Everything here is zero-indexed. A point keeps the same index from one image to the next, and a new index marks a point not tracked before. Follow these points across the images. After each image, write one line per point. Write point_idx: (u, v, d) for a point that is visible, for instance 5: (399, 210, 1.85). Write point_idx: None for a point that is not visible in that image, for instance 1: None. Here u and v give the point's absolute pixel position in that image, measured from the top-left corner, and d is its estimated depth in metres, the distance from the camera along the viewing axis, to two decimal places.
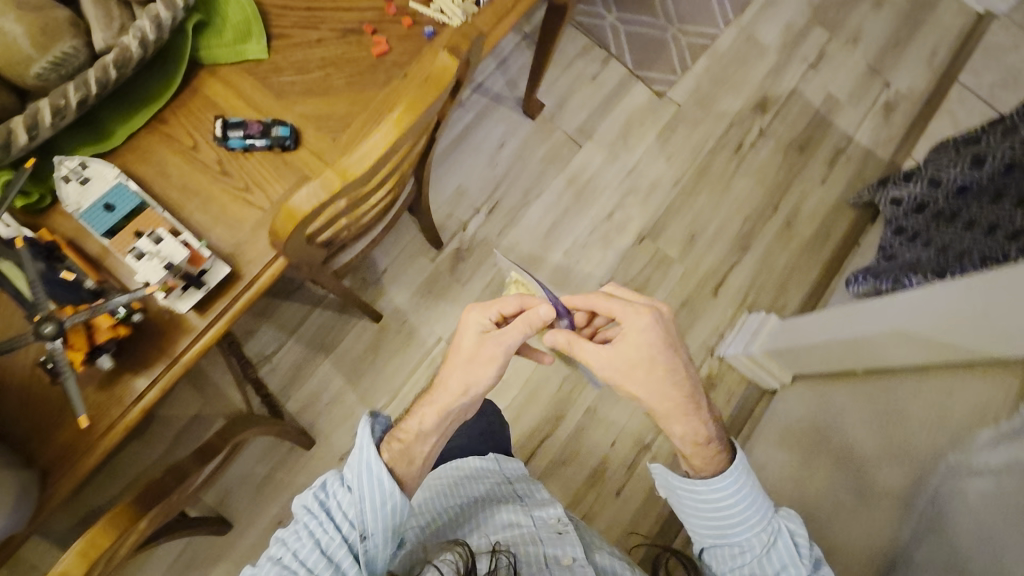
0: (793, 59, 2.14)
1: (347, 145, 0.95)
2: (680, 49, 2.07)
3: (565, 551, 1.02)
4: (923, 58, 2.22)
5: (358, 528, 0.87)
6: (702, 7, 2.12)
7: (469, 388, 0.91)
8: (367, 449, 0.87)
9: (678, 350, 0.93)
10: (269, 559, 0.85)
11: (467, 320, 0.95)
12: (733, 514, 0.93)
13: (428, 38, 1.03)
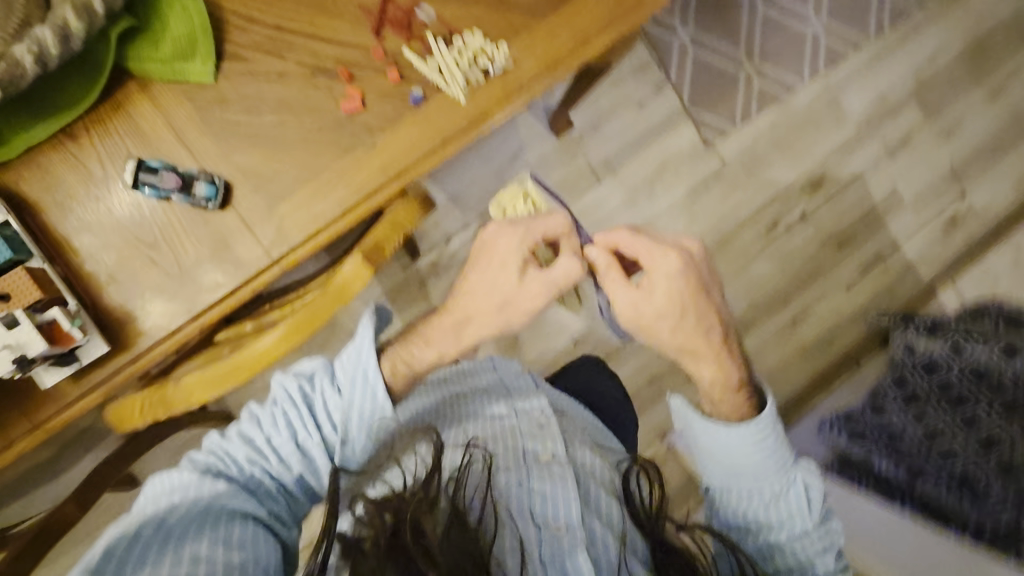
0: (871, 140, 1.86)
1: (278, 226, 0.82)
2: (750, 95, 1.78)
3: (545, 446, 0.83)
4: (1015, 175, 1.92)
5: (340, 431, 0.74)
6: (792, 49, 1.80)
7: (498, 316, 0.80)
8: (366, 352, 0.74)
9: (712, 291, 0.81)
10: (239, 436, 0.74)
11: (499, 233, 0.79)
12: (753, 462, 0.78)
13: (414, 104, 0.84)
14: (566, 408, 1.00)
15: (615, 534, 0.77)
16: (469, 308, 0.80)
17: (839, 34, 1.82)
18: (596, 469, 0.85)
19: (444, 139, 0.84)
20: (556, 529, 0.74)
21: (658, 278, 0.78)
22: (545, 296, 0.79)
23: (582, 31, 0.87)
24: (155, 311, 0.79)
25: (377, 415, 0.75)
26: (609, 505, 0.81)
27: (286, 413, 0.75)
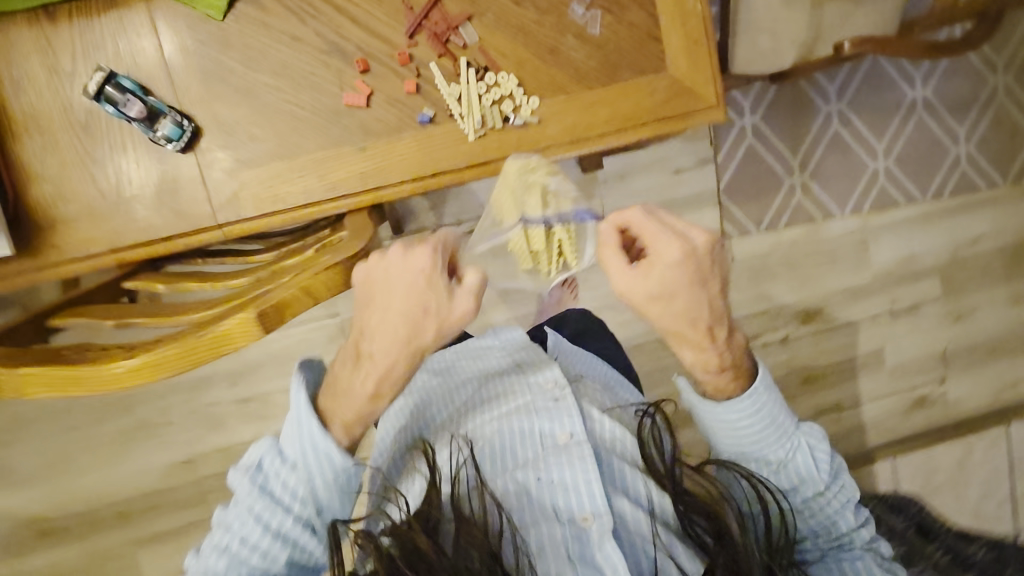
0: (882, 294, 1.81)
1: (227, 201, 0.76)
2: (787, 205, 1.70)
3: (561, 424, 0.78)
4: (996, 381, 1.90)
5: (312, 504, 0.69)
6: (847, 177, 1.72)
7: (422, 338, 0.61)
8: (306, 421, 0.67)
9: (712, 280, 0.68)
10: (213, 549, 0.68)
11: (406, 260, 0.60)
12: (756, 444, 0.78)
13: (421, 123, 0.78)
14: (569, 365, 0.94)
15: (645, 511, 0.76)
16: (381, 340, 0.61)
17: (900, 180, 1.75)
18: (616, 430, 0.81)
19: (436, 170, 0.78)
20: (582, 521, 0.72)
21: (670, 270, 0.66)
22: (470, 302, 0.61)
23: (621, 115, 0.81)
24: (75, 228, 0.74)
25: (342, 474, 0.68)
26: (639, 477, 0.78)
27: (250, 509, 0.67)
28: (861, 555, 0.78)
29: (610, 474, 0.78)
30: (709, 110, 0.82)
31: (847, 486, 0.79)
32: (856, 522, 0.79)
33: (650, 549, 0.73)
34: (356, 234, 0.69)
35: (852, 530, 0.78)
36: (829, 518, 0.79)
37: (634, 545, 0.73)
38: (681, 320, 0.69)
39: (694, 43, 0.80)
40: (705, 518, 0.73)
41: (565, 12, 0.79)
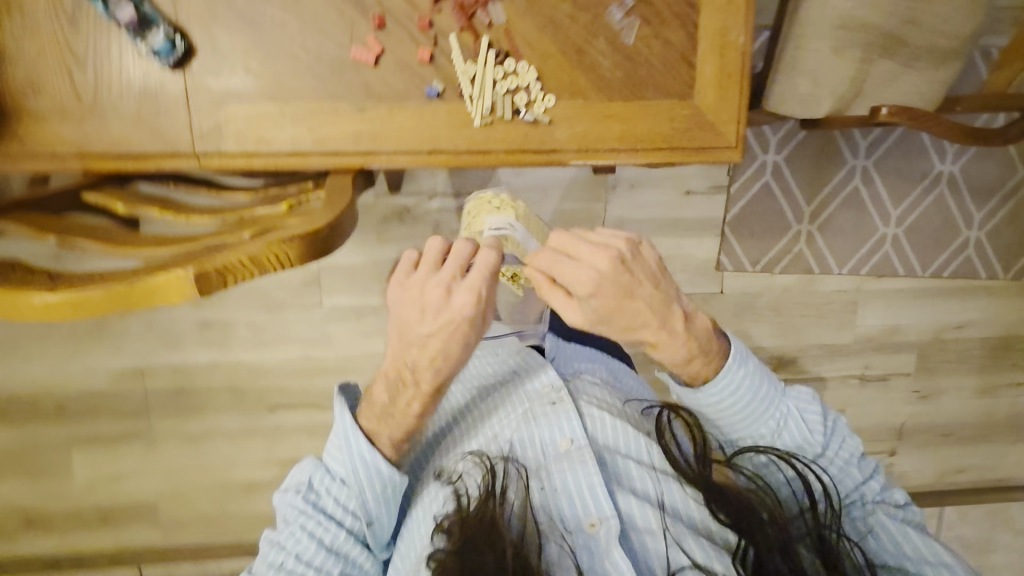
0: (857, 358, 1.81)
1: (210, 132, 0.72)
2: (788, 250, 1.68)
3: (560, 430, 0.79)
4: (943, 465, 1.92)
5: (364, 517, 0.76)
6: (854, 236, 1.70)
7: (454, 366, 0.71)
8: (356, 437, 0.75)
9: (639, 287, 0.67)
10: (270, 567, 0.73)
11: (449, 300, 0.67)
12: (745, 423, 0.79)
13: (427, 97, 0.74)
14: (567, 356, 0.94)
15: (656, 507, 0.76)
16: (424, 371, 0.70)
17: (906, 252, 1.72)
18: (623, 430, 0.81)
19: (432, 147, 0.75)
20: (592, 526, 0.74)
21: (598, 299, 0.66)
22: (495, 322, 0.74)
23: (636, 134, 0.77)
24: (46, 124, 0.70)
25: (389, 486, 0.76)
26: (648, 478, 0.79)
27: (305, 526, 0.74)
28: (872, 511, 0.77)
29: (613, 474, 0.78)
30: (726, 149, 0.79)
31: (851, 443, 0.80)
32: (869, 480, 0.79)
33: (663, 546, 0.73)
34: (331, 204, 0.61)
35: (866, 492, 0.78)
36: (842, 481, 0.78)
37: (651, 546, 0.74)
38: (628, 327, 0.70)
39: (727, 76, 0.76)
40: (731, 510, 0.73)
41: (602, 14, 0.74)
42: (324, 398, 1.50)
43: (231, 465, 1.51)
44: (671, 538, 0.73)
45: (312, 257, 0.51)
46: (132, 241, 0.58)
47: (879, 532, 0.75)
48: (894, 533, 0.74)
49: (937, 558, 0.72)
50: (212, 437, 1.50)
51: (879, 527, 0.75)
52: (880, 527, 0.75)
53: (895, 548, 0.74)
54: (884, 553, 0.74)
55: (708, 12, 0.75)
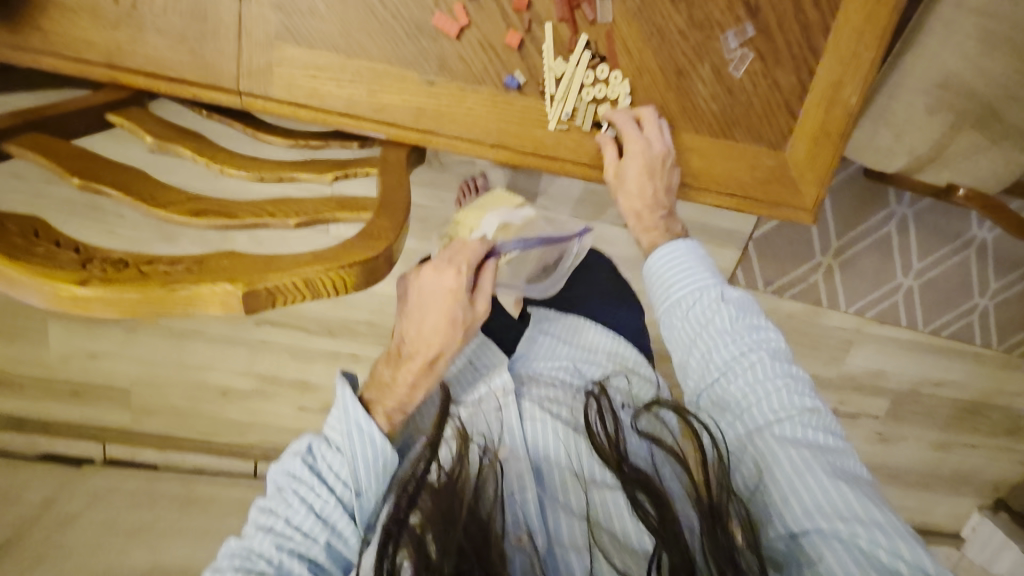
0: (831, 393, 1.72)
1: (260, 73, 0.64)
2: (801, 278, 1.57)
3: (500, 433, 0.74)
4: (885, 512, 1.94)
5: (353, 486, 0.67)
6: (874, 277, 1.59)
7: (454, 340, 0.66)
8: (352, 402, 0.68)
9: (660, 180, 0.69)
10: (257, 530, 0.65)
11: (433, 281, 0.64)
12: (667, 298, 0.71)
13: (505, 87, 0.67)
14: (536, 355, 0.85)
15: (584, 522, 0.68)
16: (419, 345, 0.66)
17: (914, 305, 1.60)
18: (565, 438, 0.74)
19: (497, 142, 0.68)
20: (520, 541, 0.65)
21: (630, 162, 0.66)
22: (488, 302, 0.68)
23: (711, 174, 0.71)
24: (75, 22, 0.61)
25: (382, 456, 0.68)
26: (580, 494, 0.70)
27: (297, 491, 0.66)
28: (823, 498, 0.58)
29: (552, 490, 0.71)
30: (798, 211, 0.72)
31: (768, 361, 0.65)
32: (797, 415, 0.62)
33: (588, 562, 0.65)
34: (385, 203, 0.57)
35: (775, 433, 0.62)
36: (753, 423, 0.64)
37: (575, 567, 0.65)
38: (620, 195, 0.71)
39: (826, 136, 0.70)
40: (654, 501, 0.63)
41: (715, 37, 0.66)
42: (312, 324, 1.43)
43: (209, 368, 1.45)
44: (597, 555, 0.65)
45: (361, 284, 0.49)
46: (166, 202, 0.53)
47: (791, 483, 0.59)
48: (814, 489, 0.58)
49: (857, 512, 0.57)
50: (196, 337, 1.42)
51: (787, 472, 0.60)
52: (782, 477, 0.60)
53: (806, 509, 0.58)
54: (797, 514, 0.58)
55: (829, 62, 0.67)
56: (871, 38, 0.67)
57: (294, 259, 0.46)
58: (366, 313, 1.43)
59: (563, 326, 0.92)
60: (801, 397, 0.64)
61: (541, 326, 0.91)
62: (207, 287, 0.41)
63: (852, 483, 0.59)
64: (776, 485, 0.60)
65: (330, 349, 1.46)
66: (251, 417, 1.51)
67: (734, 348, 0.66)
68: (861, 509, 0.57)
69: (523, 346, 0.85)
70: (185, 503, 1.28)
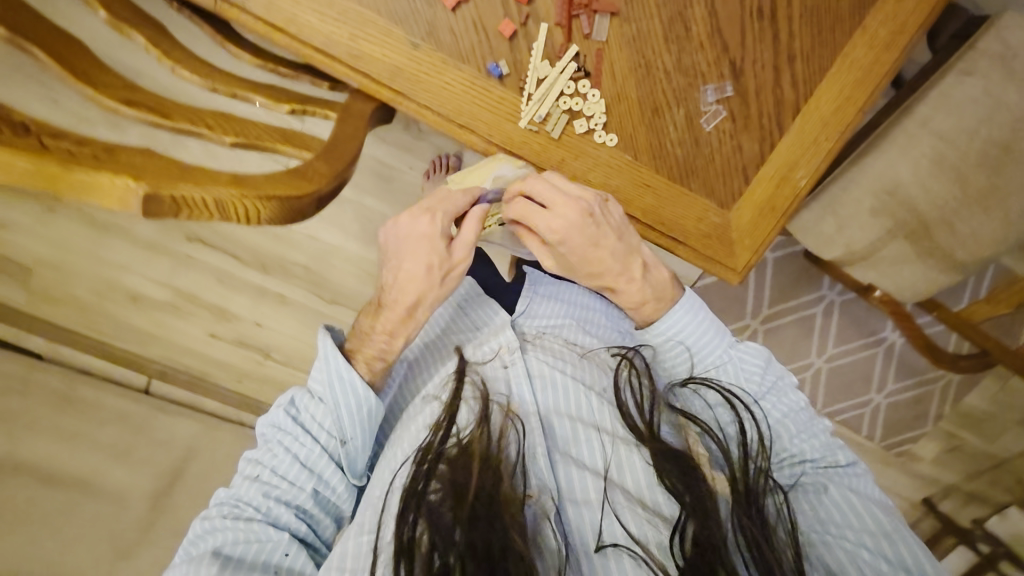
0: None
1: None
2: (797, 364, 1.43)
3: (513, 390, 0.69)
4: None
5: (337, 434, 0.66)
6: (790, 352, 1.66)
7: (438, 287, 0.66)
8: (334, 360, 0.65)
9: (605, 242, 0.65)
10: (246, 478, 0.65)
11: (431, 231, 0.64)
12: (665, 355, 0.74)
13: (488, 73, 0.67)
14: (537, 312, 0.76)
15: (599, 479, 0.64)
16: (403, 288, 0.65)
17: (818, 387, 1.68)
18: (581, 397, 0.68)
19: (467, 123, 0.68)
20: (530, 498, 0.62)
21: (556, 244, 0.66)
22: (469, 251, 0.67)
23: (660, 214, 0.72)
24: None
25: (365, 406, 0.66)
26: (597, 448, 0.66)
27: (283, 442, 0.65)
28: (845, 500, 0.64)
29: (563, 444, 0.67)
30: (727, 270, 0.74)
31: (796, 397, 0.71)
32: (807, 438, 0.69)
33: (599, 519, 0.62)
34: (331, 149, 0.56)
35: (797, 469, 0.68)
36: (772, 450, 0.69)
37: (586, 522, 0.63)
38: (592, 266, 0.68)
39: (770, 209, 0.72)
40: (679, 474, 0.60)
41: (697, 86, 0.69)
42: (245, 254, 1.37)
43: (124, 269, 1.36)
44: (609, 513, 0.62)
45: (278, 220, 0.49)
46: (95, 83, 0.49)
47: (829, 508, 0.64)
48: (840, 504, 0.64)
49: (886, 530, 0.62)
50: (119, 234, 1.33)
51: (811, 500, 0.65)
52: (805, 501, 0.65)
53: (824, 519, 0.64)
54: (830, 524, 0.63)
55: (790, 142, 0.70)
56: (833, 131, 0.70)
57: (215, 177, 0.45)
58: (303, 257, 1.39)
59: (553, 284, 0.82)
60: (818, 424, 0.70)
61: (535, 287, 0.80)
62: (112, 180, 0.39)
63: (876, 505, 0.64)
64: (804, 505, 0.65)
65: (258, 283, 1.40)
66: (157, 330, 1.44)
67: (760, 381, 0.70)
68: (888, 525, 0.62)
69: (522, 303, 0.77)
70: (60, 401, 1.11)
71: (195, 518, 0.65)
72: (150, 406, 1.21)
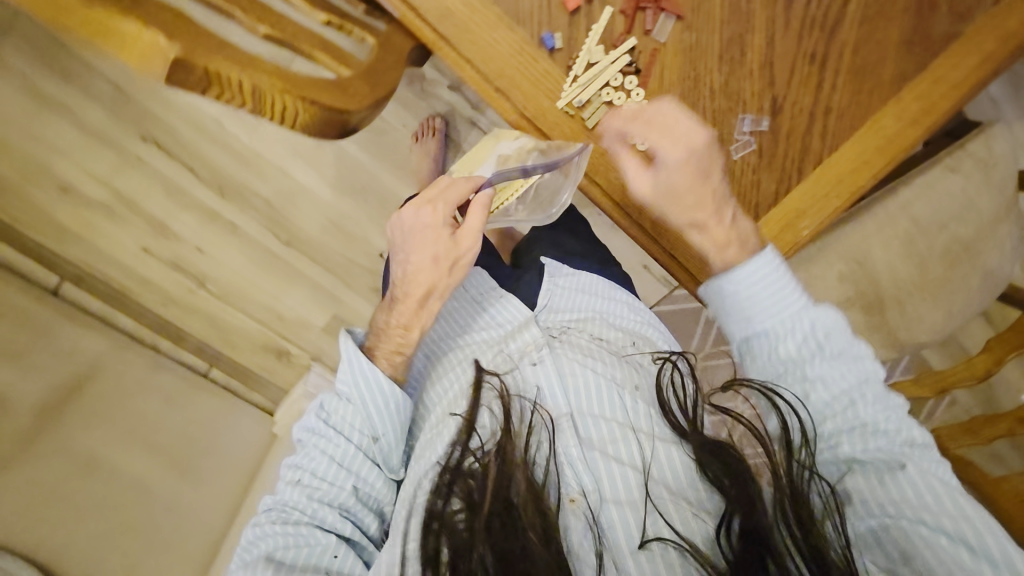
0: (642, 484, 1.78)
1: None
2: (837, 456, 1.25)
3: (534, 393, 0.68)
4: None
5: (369, 431, 0.63)
6: None
7: (449, 279, 0.64)
8: (354, 360, 0.63)
9: (710, 174, 0.63)
10: (288, 482, 0.61)
11: (437, 224, 0.63)
12: (732, 303, 0.63)
13: (540, 42, 0.65)
14: (557, 307, 0.77)
15: (641, 475, 0.62)
16: (416, 279, 0.63)
17: None
18: (615, 396, 0.67)
19: (503, 87, 0.65)
20: (572, 502, 0.61)
21: (663, 162, 0.62)
22: (477, 240, 0.64)
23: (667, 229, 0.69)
24: None
25: (394, 403, 0.63)
26: (633, 443, 0.65)
27: (321, 447, 0.61)
28: (921, 486, 0.54)
29: (596, 440, 0.65)
30: None
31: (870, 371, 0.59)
32: (884, 409, 0.58)
33: (641, 517, 0.60)
34: (363, 71, 0.58)
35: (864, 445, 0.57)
36: (838, 411, 0.59)
37: (627, 521, 0.60)
38: (664, 211, 0.65)
39: None
40: (723, 467, 0.59)
41: (735, 112, 0.68)
42: (204, 172, 1.24)
43: (57, 154, 1.18)
44: (653, 510, 0.60)
45: (315, 125, 0.51)
46: None
47: (902, 496, 0.54)
48: (921, 487, 0.54)
49: (964, 510, 0.52)
50: (62, 113, 1.16)
51: (876, 480, 0.56)
52: (867, 478, 0.56)
53: (891, 499, 0.54)
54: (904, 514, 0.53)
55: (803, 190, 0.70)
56: (844, 190, 0.71)
57: (263, 67, 0.46)
58: (268, 190, 1.27)
59: (573, 274, 0.80)
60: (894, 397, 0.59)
61: (553, 279, 0.79)
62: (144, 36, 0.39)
63: (962, 497, 0.54)
64: (865, 484, 0.56)
65: (210, 206, 1.26)
66: (82, 232, 1.23)
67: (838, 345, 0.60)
68: (970, 507, 0.53)
69: (542, 297, 0.76)
70: None
71: (245, 526, 0.61)
72: (55, 311, 1.08)
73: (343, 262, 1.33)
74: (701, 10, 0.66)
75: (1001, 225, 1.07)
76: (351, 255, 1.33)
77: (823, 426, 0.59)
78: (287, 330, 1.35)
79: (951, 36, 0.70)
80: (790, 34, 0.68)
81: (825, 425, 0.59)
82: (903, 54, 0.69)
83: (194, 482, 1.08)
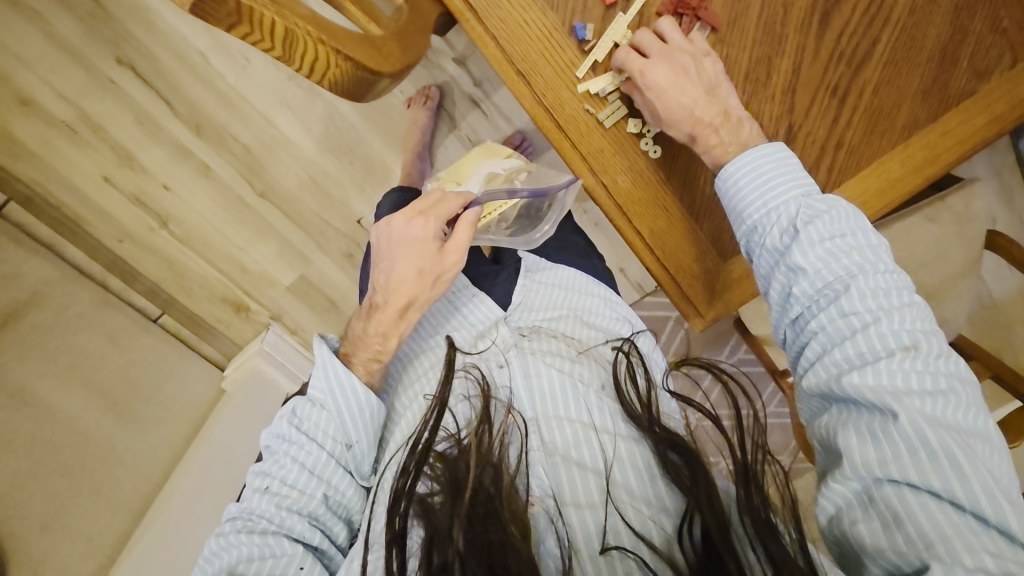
0: None
1: None
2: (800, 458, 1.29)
3: (505, 391, 0.67)
4: None
5: (343, 437, 0.61)
6: None
7: (431, 291, 0.64)
8: (331, 365, 0.61)
9: (701, 86, 0.63)
10: (256, 491, 0.58)
11: (424, 236, 0.63)
12: (732, 194, 0.63)
13: (571, 31, 0.64)
14: (533, 305, 0.77)
15: (602, 479, 0.61)
16: (396, 288, 0.63)
17: None
18: (584, 395, 0.66)
19: (526, 71, 0.63)
20: (534, 505, 0.60)
21: (661, 79, 0.61)
22: (462, 254, 0.64)
23: (664, 240, 0.69)
24: None
25: (369, 407, 0.62)
26: (595, 445, 0.63)
27: (292, 455, 0.59)
28: (910, 428, 0.48)
29: (561, 443, 0.64)
30: (694, 315, 0.73)
31: (875, 275, 0.55)
32: (890, 318, 0.52)
33: (602, 518, 0.59)
34: (395, 35, 0.56)
35: (852, 382, 0.51)
36: (824, 304, 0.55)
37: (586, 521, 0.59)
38: (672, 114, 0.62)
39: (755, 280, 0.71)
40: (680, 453, 0.58)
41: None
42: (181, 106, 1.16)
43: (19, 60, 1.08)
44: (612, 510, 0.59)
45: (346, 83, 0.48)
46: None
47: (886, 441, 0.49)
48: (911, 437, 0.48)
49: (955, 462, 0.47)
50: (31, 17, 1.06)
51: (866, 433, 0.50)
52: (857, 433, 0.51)
53: (880, 458, 0.49)
54: (885, 464, 0.49)
55: None
56: None
57: (297, 12, 0.44)
58: (248, 137, 1.20)
59: (551, 270, 0.81)
60: (895, 291, 0.54)
61: (530, 275, 0.80)
62: None
63: (959, 441, 0.48)
64: (855, 440, 0.51)
65: (183, 143, 1.18)
66: (39, 150, 1.13)
67: (838, 232, 0.57)
68: (964, 462, 0.47)
69: (517, 296, 0.78)
70: None
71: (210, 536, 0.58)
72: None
73: (318, 223, 1.27)
74: (735, 26, 0.66)
75: (965, 278, 1.11)
76: (326, 217, 1.27)
77: (810, 322, 0.56)
78: (248, 285, 1.28)
79: (964, 93, 0.72)
80: (817, 65, 0.68)
81: (811, 324, 0.56)
82: (918, 103, 0.71)
83: (136, 430, 1.02)
